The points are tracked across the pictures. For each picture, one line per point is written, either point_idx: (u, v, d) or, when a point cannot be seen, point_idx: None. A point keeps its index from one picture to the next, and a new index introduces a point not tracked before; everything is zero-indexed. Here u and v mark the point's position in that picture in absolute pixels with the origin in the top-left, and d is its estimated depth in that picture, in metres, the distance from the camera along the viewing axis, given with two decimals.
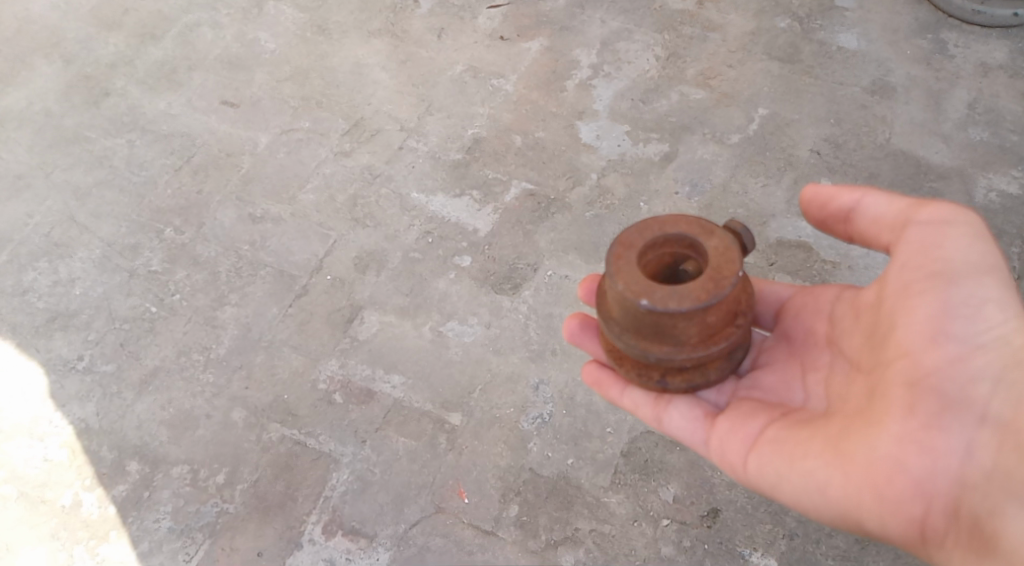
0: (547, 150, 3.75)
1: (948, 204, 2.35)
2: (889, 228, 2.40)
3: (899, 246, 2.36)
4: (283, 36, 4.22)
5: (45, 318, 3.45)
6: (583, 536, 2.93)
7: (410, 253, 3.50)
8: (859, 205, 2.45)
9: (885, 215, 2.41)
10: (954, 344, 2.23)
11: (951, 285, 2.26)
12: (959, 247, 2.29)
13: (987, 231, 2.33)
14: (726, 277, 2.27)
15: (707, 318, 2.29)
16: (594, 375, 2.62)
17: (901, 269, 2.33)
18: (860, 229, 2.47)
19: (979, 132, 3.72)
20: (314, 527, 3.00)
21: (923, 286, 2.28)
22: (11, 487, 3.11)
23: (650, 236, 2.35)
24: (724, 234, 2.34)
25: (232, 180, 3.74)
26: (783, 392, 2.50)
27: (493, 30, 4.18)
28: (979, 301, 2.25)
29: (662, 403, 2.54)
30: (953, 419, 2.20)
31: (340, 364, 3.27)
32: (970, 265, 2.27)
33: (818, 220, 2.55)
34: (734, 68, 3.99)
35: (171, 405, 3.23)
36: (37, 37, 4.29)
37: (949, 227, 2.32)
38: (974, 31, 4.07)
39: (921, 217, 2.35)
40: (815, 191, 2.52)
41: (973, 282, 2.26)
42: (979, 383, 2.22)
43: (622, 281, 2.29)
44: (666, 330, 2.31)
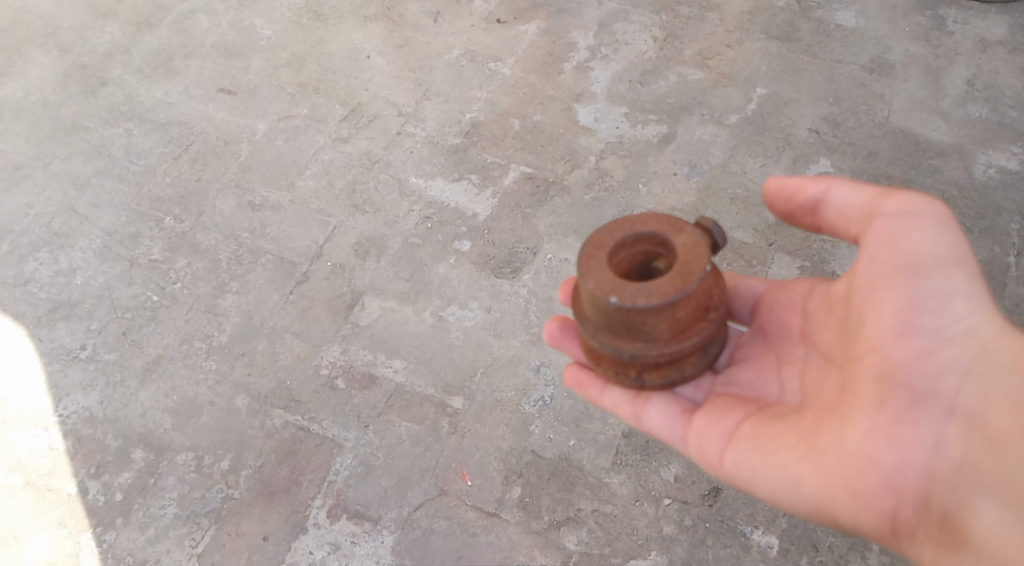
0: (545, 133, 3.75)
1: (914, 195, 2.35)
2: (859, 219, 2.40)
3: (868, 237, 2.36)
4: (279, 23, 4.21)
5: (47, 307, 3.46)
6: (585, 516, 2.95)
7: (410, 238, 3.50)
8: (826, 196, 2.45)
9: (852, 206, 2.41)
10: (923, 337, 2.26)
11: (919, 277, 2.27)
12: (926, 238, 2.30)
13: (954, 222, 2.34)
14: (694, 272, 2.26)
15: (676, 314, 2.28)
16: (575, 376, 2.57)
17: (870, 262, 2.34)
18: (829, 220, 2.47)
19: (978, 108, 3.71)
20: (319, 511, 3.02)
21: (892, 279, 2.29)
22: (17, 477, 3.13)
23: (620, 235, 2.35)
24: (693, 230, 2.33)
25: (230, 167, 3.74)
26: (759, 387, 2.48)
27: (489, 13, 4.17)
28: (947, 294, 2.27)
29: (640, 400, 2.49)
30: (923, 412, 2.23)
31: (342, 349, 3.28)
32: (938, 257, 2.29)
33: (785, 213, 2.54)
34: (732, 48, 3.98)
35: (174, 393, 3.25)
36: (32, 26, 4.29)
37: (915, 218, 2.32)
38: (973, 6, 4.05)
39: (890, 208, 2.35)
40: (783, 182, 2.51)
41: (941, 275, 2.28)
42: (948, 376, 2.25)
43: (592, 280, 2.29)
44: (637, 327, 2.30)
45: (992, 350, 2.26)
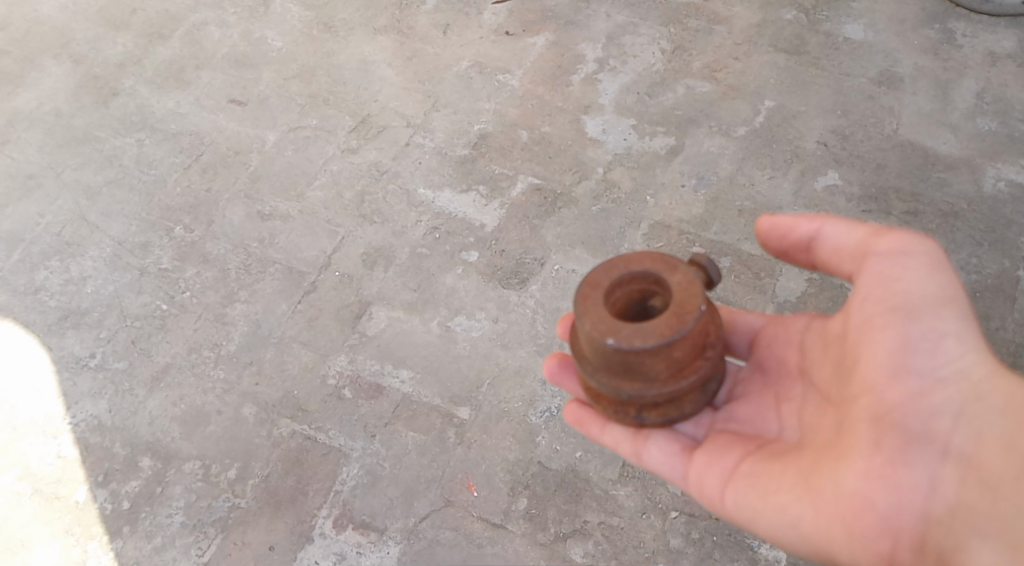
0: (554, 144, 3.76)
1: (906, 234, 2.33)
2: (852, 257, 2.38)
3: (861, 276, 2.35)
4: (289, 35, 4.24)
5: (57, 316, 3.48)
6: (592, 528, 2.94)
7: (418, 248, 3.51)
8: (819, 234, 2.43)
9: (845, 243, 2.39)
10: (915, 378, 2.25)
11: (912, 318, 2.25)
12: (919, 278, 2.28)
13: (947, 260, 2.32)
14: (689, 311, 2.24)
15: (672, 354, 2.26)
16: (575, 413, 2.55)
17: (864, 301, 2.32)
18: (823, 257, 2.45)
19: (987, 121, 3.70)
20: (325, 521, 3.02)
21: (885, 320, 2.27)
22: (26, 484, 3.14)
23: (616, 274, 2.33)
24: (688, 268, 2.31)
25: (240, 178, 3.77)
26: (759, 424, 2.46)
27: (498, 26, 4.19)
28: (940, 334, 2.25)
29: (640, 438, 2.46)
30: (917, 453, 2.23)
31: (349, 359, 3.29)
32: (931, 297, 2.27)
33: (778, 250, 2.53)
34: (740, 60, 3.98)
35: (182, 402, 3.26)
36: (46, 37, 4.33)
37: (907, 256, 2.30)
38: (982, 20, 4.05)
39: (883, 246, 2.33)
40: (775, 218, 2.48)
41: (933, 315, 2.26)
42: (941, 417, 2.24)
43: (588, 321, 2.27)
44: (634, 367, 2.28)
45: (986, 391, 2.25)
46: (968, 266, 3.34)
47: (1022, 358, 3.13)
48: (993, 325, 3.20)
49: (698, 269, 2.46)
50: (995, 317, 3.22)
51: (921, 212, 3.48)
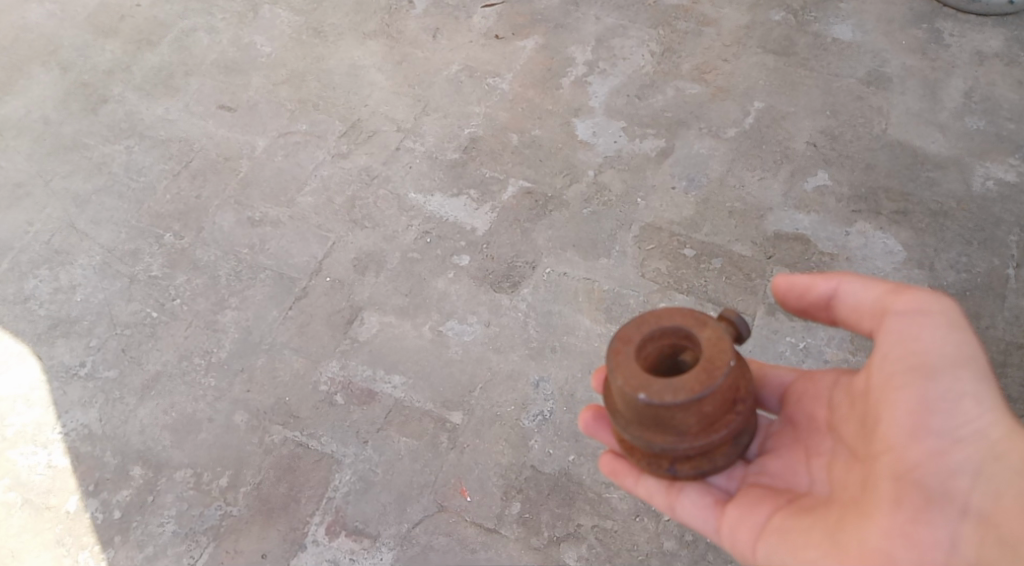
0: (544, 148, 3.76)
1: (923, 292, 2.31)
2: (870, 315, 2.36)
3: (881, 335, 2.32)
4: (278, 40, 4.24)
5: (47, 325, 3.47)
6: (585, 532, 2.94)
7: (409, 253, 3.51)
8: (837, 292, 2.42)
9: (863, 301, 2.37)
10: (935, 438, 2.21)
11: (930, 378, 2.23)
12: (937, 338, 2.25)
13: (965, 319, 2.28)
14: (719, 366, 2.23)
15: (703, 409, 2.24)
16: (610, 465, 2.53)
17: (882, 359, 2.30)
18: (842, 315, 2.43)
19: (976, 121, 3.71)
20: (318, 528, 3.01)
21: (904, 380, 2.24)
22: (16, 494, 3.12)
23: (647, 329, 2.31)
24: (718, 324, 2.30)
25: (229, 184, 3.76)
26: (790, 478, 2.42)
27: (488, 29, 4.19)
28: (957, 395, 2.22)
29: (673, 490, 2.45)
30: (936, 512, 2.19)
31: (341, 365, 3.28)
32: (948, 356, 2.23)
33: (798, 308, 2.52)
34: (730, 62, 3.99)
35: (173, 410, 3.24)
36: (34, 45, 4.31)
37: (923, 316, 2.27)
38: (969, 19, 4.06)
39: (899, 304, 2.31)
40: (791, 278, 2.48)
41: (951, 375, 2.22)
42: (961, 477, 2.20)
43: (621, 375, 2.26)
44: (666, 421, 2.26)
45: (1004, 451, 2.20)
46: (958, 265, 3.35)
47: (1012, 356, 3.14)
48: (983, 324, 3.21)
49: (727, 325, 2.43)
50: (985, 315, 3.23)
51: (910, 211, 3.49)
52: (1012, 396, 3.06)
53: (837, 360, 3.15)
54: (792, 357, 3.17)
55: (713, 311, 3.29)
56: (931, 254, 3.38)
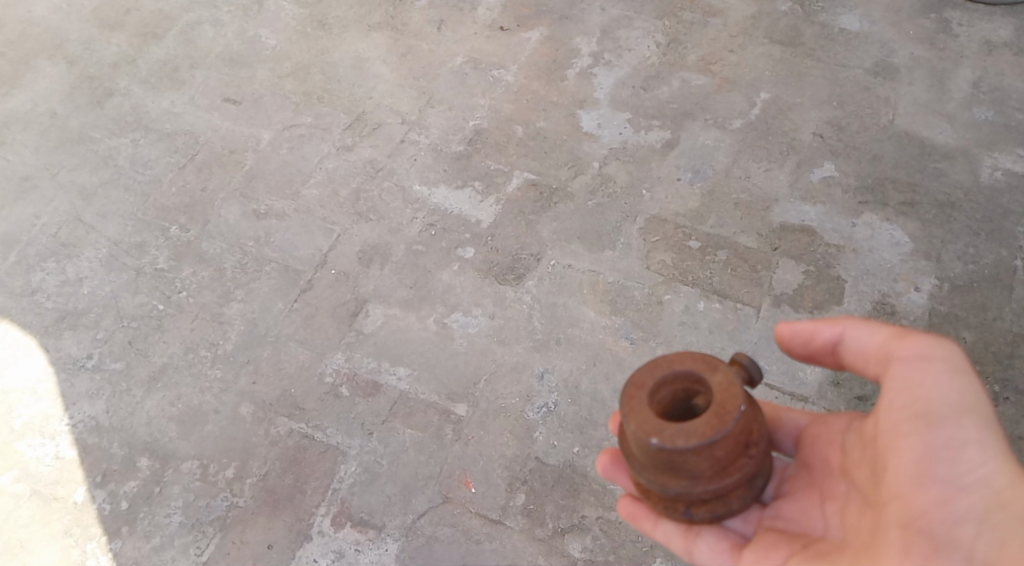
0: (548, 139, 3.75)
1: (928, 338, 2.29)
2: (876, 361, 2.34)
3: (887, 382, 2.30)
4: (283, 32, 4.24)
5: (54, 317, 3.49)
6: (589, 523, 2.94)
7: (414, 246, 3.51)
8: (843, 338, 2.39)
9: (869, 346, 2.35)
10: (941, 486, 2.19)
11: (935, 425, 2.21)
12: (941, 384, 2.23)
13: (970, 365, 2.26)
14: (730, 412, 2.19)
15: (716, 453, 2.20)
16: (628, 508, 2.49)
17: (889, 406, 2.28)
18: (849, 361, 2.41)
19: (984, 111, 3.69)
20: (324, 519, 3.02)
21: (909, 428, 2.23)
22: (24, 485, 3.14)
23: (660, 373, 2.26)
24: (728, 368, 2.25)
25: (234, 176, 3.77)
26: (805, 523, 2.39)
27: (492, 21, 4.19)
28: (961, 442, 2.20)
29: (691, 534, 2.43)
30: (944, 561, 2.14)
31: (345, 357, 3.29)
32: (952, 403, 2.21)
33: (804, 355, 2.50)
34: (736, 52, 3.97)
35: (179, 402, 3.26)
36: (40, 39, 4.33)
37: (927, 362, 2.25)
38: (978, 9, 4.03)
39: (904, 350, 2.29)
40: (795, 324, 2.45)
41: (955, 423, 2.20)
42: (965, 525, 2.17)
43: (634, 421, 2.22)
44: (679, 465, 2.22)
45: (1008, 499, 2.17)
46: (965, 257, 3.33)
47: (1019, 348, 3.12)
48: (991, 315, 3.20)
49: (738, 369, 2.38)
50: (992, 307, 3.21)
51: (917, 202, 3.47)
52: (1020, 389, 3.05)
53: None
54: None
55: (718, 303, 3.28)
56: (939, 245, 3.36)
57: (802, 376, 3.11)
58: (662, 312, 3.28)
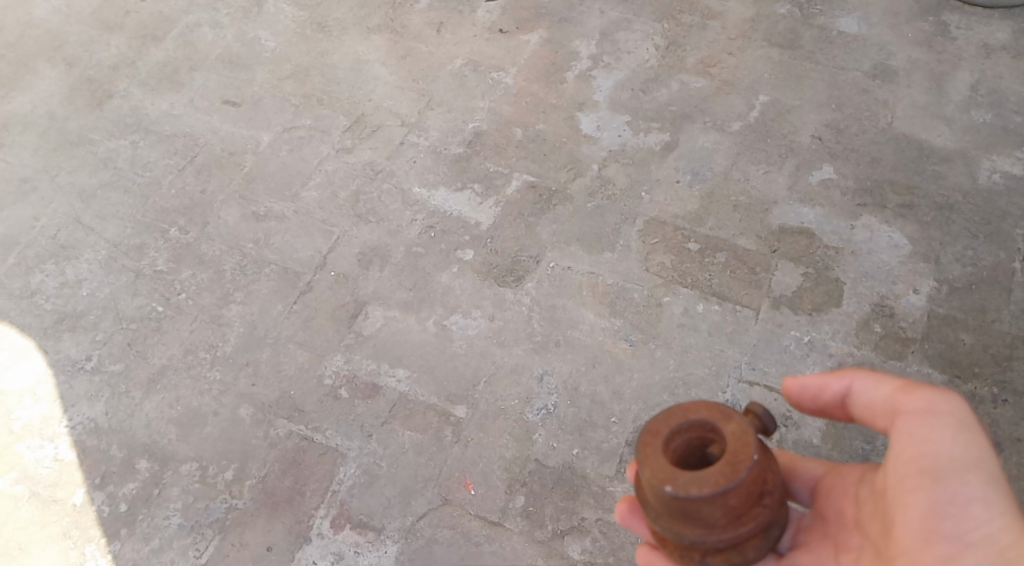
0: (548, 141, 3.75)
1: (932, 392, 2.25)
2: (883, 414, 2.31)
3: (894, 436, 2.27)
4: (282, 35, 4.24)
5: (53, 319, 3.48)
6: (589, 525, 2.94)
7: (413, 248, 3.51)
8: (850, 390, 2.37)
9: (875, 399, 2.32)
10: (945, 543, 2.16)
11: (941, 481, 2.17)
12: (945, 440, 2.20)
13: (976, 420, 2.22)
14: (744, 460, 2.09)
15: (730, 502, 2.10)
16: (647, 556, 2.44)
17: (896, 461, 2.25)
18: (858, 413, 2.38)
19: (982, 114, 3.69)
20: (323, 521, 3.01)
21: (915, 484, 2.19)
22: (23, 487, 3.14)
23: (675, 421, 2.16)
24: (742, 417, 2.15)
25: (234, 179, 3.77)
26: None
27: (492, 23, 4.19)
28: (965, 500, 2.16)
29: None
30: None
31: (345, 359, 3.29)
32: (957, 460, 2.18)
33: (814, 408, 2.47)
34: (735, 55, 3.98)
35: (178, 403, 3.26)
36: (40, 41, 4.32)
37: (932, 417, 2.22)
38: (976, 12, 4.04)
39: (909, 404, 2.26)
40: (802, 377, 2.43)
41: (959, 480, 2.16)
42: None
43: (648, 468, 2.12)
44: (694, 513, 2.12)
45: (1013, 557, 2.13)
46: (964, 259, 3.33)
47: (1018, 351, 3.13)
48: (989, 318, 3.20)
49: (753, 421, 2.28)
50: (991, 309, 3.22)
51: (916, 205, 3.47)
52: (1019, 391, 3.05)
53: (842, 354, 3.15)
54: (797, 351, 3.18)
55: (717, 305, 3.29)
56: (937, 247, 3.37)
57: None
58: (662, 314, 3.28)
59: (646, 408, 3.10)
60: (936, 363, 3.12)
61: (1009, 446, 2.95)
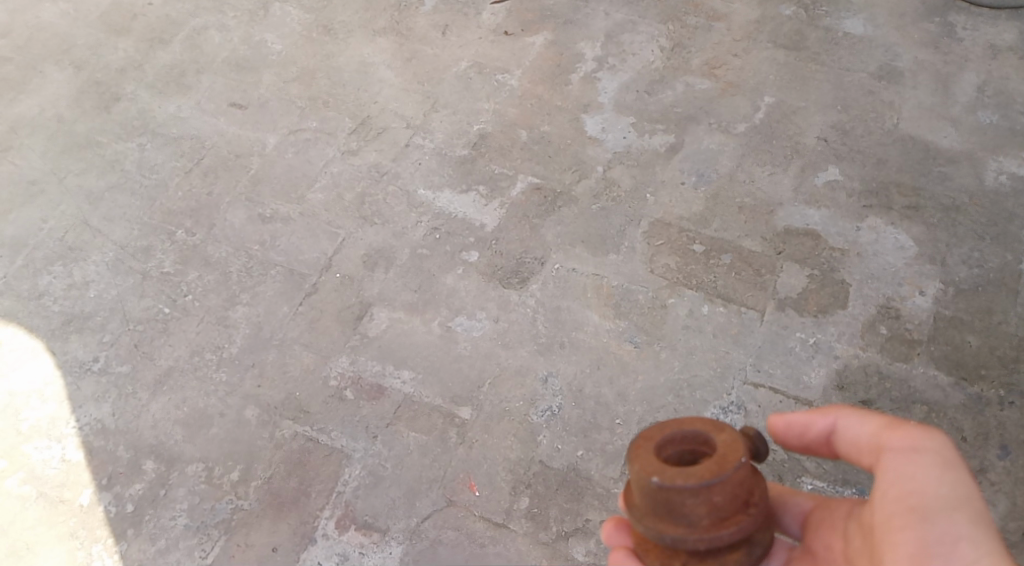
0: (553, 143, 3.76)
1: (916, 429, 2.21)
2: (868, 452, 2.26)
3: (879, 473, 2.21)
4: (288, 37, 4.26)
5: (61, 321, 3.50)
6: (593, 527, 2.94)
7: (418, 249, 3.52)
8: (835, 428, 2.33)
9: (861, 437, 2.28)
10: None
11: (929, 520, 2.08)
12: (931, 478, 2.13)
13: (961, 458, 2.16)
14: (731, 462, 2.07)
15: (714, 500, 2.07)
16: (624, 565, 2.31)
17: (882, 499, 2.17)
18: (845, 450, 2.33)
19: (989, 114, 3.69)
20: (328, 521, 3.02)
21: (901, 521, 2.11)
22: (31, 487, 3.16)
23: (670, 429, 2.15)
24: (735, 429, 2.14)
25: (240, 181, 3.78)
26: None
27: (497, 26, 4.20)
28: (952, 539, 2.06)
29: None
30: None
31: (351, 360, 3.30)
32: (942, 499, 2.10)
33: (801, 446, 2.43)
34: (740, 57, 3.98)
35: (184, 405, 3.27)
36: (48, 44, 4.35)
37: (917, 454, 2.16)
38: (982, 13, 4.03)
39: (895, 441, 2.21)
40: (787, 415, 2.40)
41: (946, 518, 2.08)
42: None
43: (637, 464, 2.11)
44: (677, 508, 2.09)
45: None
46: (970, 260, 3.33)
47: None
48: (996, 319, 3.19)
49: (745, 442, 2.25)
50: (998, 311, 3.21)
51: (923, 206, 3.46)
52: None
53: (848, 356, 3.15)
54: (802, 353, 3.17)
55: (722, 307, 3.28)
56: (943, 249, 3.36)
57: (807, 380, 3.12)
58: (666, 316, 3.28)
59: (650, 410, 3.10)
60: (942, 365, 3.11)
61: (1016, 449, 2.94)
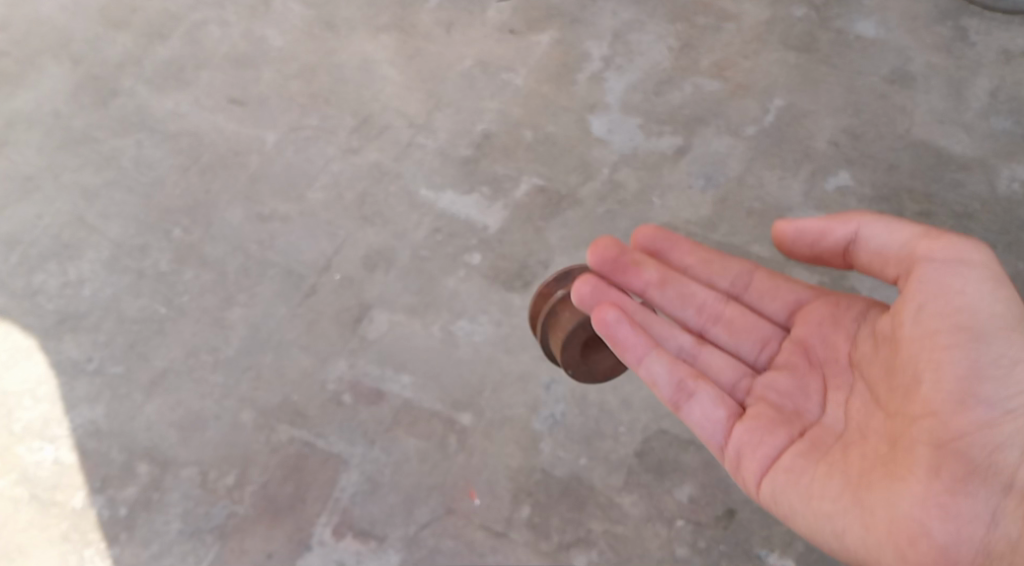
0: (558, 144, 3.69)
1: (960, 240, 2.30)
2: (897, 256, 2.37)
3: (911, 278, 2.32)
4: (290, 33, 4.15)
5: (55, 320, 3.43)
6: (595, 536, 2.93)
7: (419, 251, 3.45)
8: (856, 235, 2.43)
9: (888, 243, 2.39)
10: (985, 409, 2.16)
11: (979, 339, 2.19)
12: (975, 291, 2.24)
13: (1008, 279, 2.26)
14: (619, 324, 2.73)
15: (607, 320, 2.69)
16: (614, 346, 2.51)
17: (922, 309, 2.26)
18: (862, 257, 2.46)
19: (1001, 121, 3.64)
20: (324, 528, 2.99)
21: (950, 338, 2.21)
22: (22, 490, 3.09)
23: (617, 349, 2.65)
24: None
25: (239, 179, 3.71)
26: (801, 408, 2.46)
27: (502, 24, 4.08)
28: (1007, 361, 2.17)
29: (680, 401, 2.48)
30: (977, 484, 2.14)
31: (349, 363, 3.23)
32: (995, 318, 2.21)
33: (810, 256, 2.54)
34: (750, 58, 3.89)
35: (179, 406, 3.20)
36: (47, 39, 4.20)
37: (961, 267, 2.27)
38: (996, 17, 3.96)
39: (935, 249, 2.30)
40: (797, 221, 2.51)
41: (998, 339, 2.19)
42: (1010, 452, 2.13)
43: None
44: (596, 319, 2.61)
45: None
46: None
47: None
48: None
49: None
50: None
51: (933, 213, 3.42)
52: None
53: None
54: None
55: None
56: None
57: None
58: None
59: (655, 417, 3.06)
60: None
61: None
